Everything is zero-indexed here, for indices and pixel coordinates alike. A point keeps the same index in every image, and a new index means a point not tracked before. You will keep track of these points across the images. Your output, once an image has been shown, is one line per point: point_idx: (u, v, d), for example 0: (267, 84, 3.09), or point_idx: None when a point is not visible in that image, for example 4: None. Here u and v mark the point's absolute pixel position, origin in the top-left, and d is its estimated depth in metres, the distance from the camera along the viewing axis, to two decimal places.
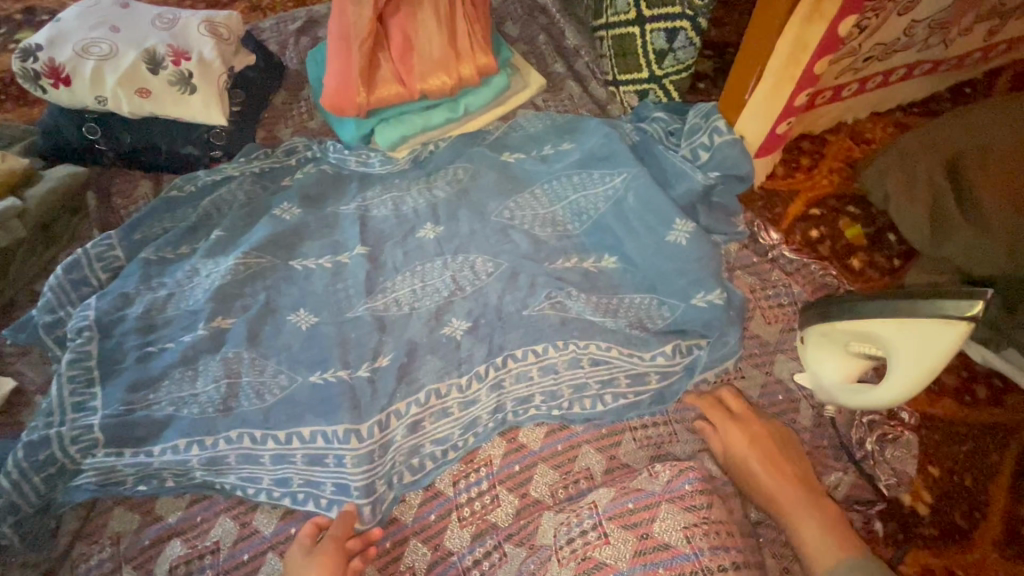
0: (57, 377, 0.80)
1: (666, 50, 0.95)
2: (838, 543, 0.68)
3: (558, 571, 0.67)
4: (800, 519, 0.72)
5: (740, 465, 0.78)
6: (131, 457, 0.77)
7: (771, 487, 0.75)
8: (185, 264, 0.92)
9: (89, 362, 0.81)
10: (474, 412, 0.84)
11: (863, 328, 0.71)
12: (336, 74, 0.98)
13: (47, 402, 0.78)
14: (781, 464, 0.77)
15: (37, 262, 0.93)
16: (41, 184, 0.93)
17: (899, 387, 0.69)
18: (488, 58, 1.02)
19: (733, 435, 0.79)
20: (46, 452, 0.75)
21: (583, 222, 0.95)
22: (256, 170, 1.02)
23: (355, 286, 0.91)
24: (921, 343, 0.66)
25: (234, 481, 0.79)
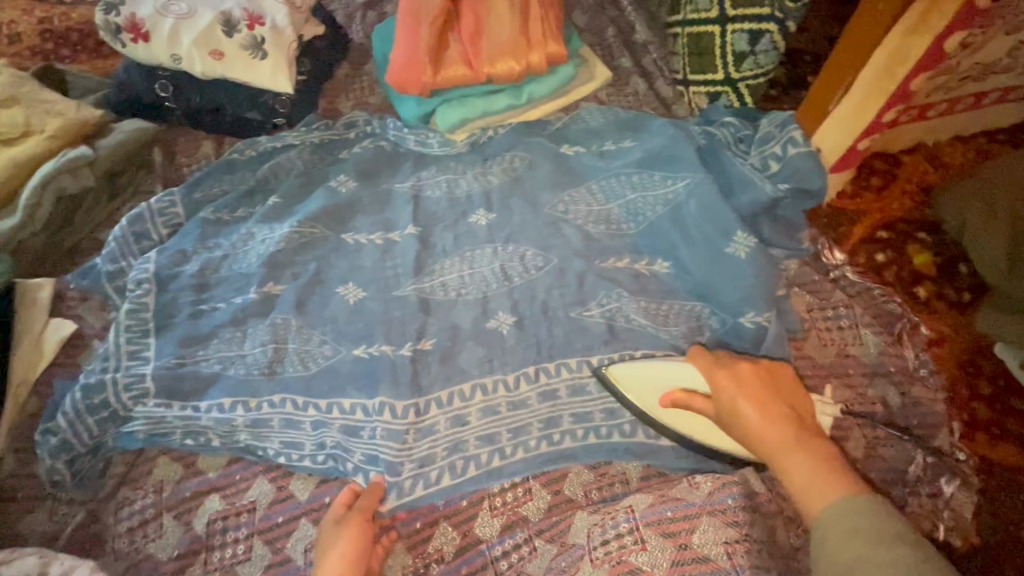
0: (115, 325, 0.83)
1: (746, 52, 0.92)
2: (828, 481, 0.61)
3: (591, 571, 0.66)
4: (791, 460, 0.64)
5: (734, 417, 0.71)
6: (180, 410, 0.79)
7: (765, 434, 0.68)
8: (241, 228, 0.95)
9: (146, 314, 0.84)
10: (525, 418, 0.82)
11: (638, 374, 0.80)
12: (404, 51, 0.97)
13: (104, 348, 0.81)
14: (770, 411, 0.70)
15: (102, 212, 0.95)
16: (113, 135, 0.96)
17: (677, 364, 0.80)
18: (559, 46, 1.00)
19: (723, 378, 0.73)
20: (101, 396, 0.77)
21: (639, 222, 0.94)
22: (316, 140, 1.03)
23: (404, 265, 0.93)
24: (643, 379, 0.80)
25: (277, 446, 0.79)
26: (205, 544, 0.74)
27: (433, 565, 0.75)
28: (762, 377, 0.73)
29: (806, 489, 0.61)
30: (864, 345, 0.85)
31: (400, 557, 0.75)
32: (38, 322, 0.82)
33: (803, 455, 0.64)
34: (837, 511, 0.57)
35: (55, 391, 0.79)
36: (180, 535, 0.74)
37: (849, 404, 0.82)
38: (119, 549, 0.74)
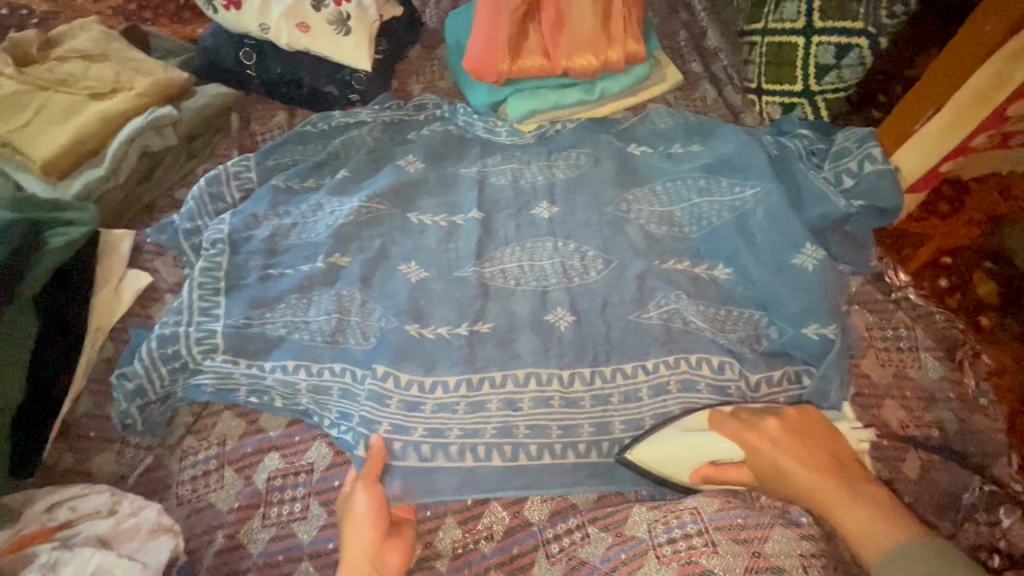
0: (189, 281, 0.86)
1: (830, 66, 0.92)
2: (890, 531, 0.62)
3: (657, 568, 0.68)
4: (848, 512, 0.65)
5: (777, 474, 0.71)
6: (246, 367, 0.81)
7: (814, 487, 0.68)
8: (311, 198, 0.97)
9: (219, 274, 0.87)
10: (573, 416, 0.83)
11: (663, 450, 0.77)
12: (483, 37, 0.99)
13: (178, 302, 0.84)
14: (815, 464, 0.70)
15: (179, 170, 0.98)
16: (196, 98, 0.99)
17: (696, 435, 0.77)
18: (638, 45, 1.01)
19: (757, 438, 0.73)
20: (174, 346, 0.80)
21: (702, 227, 0.94)
22: (386, 119, 1.05)
23: (466, 248, 0.95)
24: (671, 461, 0.76)
25: (334, 417, 0.81)
26: (264, 499, 0.76)
27: (484, 541, 0.75)
28: (797, 430, 0.73)
29: (867, 539, 0.62)
30: (924, 368, 0.85)
31: (450, 530, 0.76)
32: (117, 271, 0.85)
33: (859, 505, 0.65)
34: (904, 559, 0.59)
35: (131, 339, 0.82)
36: (240, 487, 0.76)
37: (904, 425, 0.82)
38: (182, 495, 0.76)
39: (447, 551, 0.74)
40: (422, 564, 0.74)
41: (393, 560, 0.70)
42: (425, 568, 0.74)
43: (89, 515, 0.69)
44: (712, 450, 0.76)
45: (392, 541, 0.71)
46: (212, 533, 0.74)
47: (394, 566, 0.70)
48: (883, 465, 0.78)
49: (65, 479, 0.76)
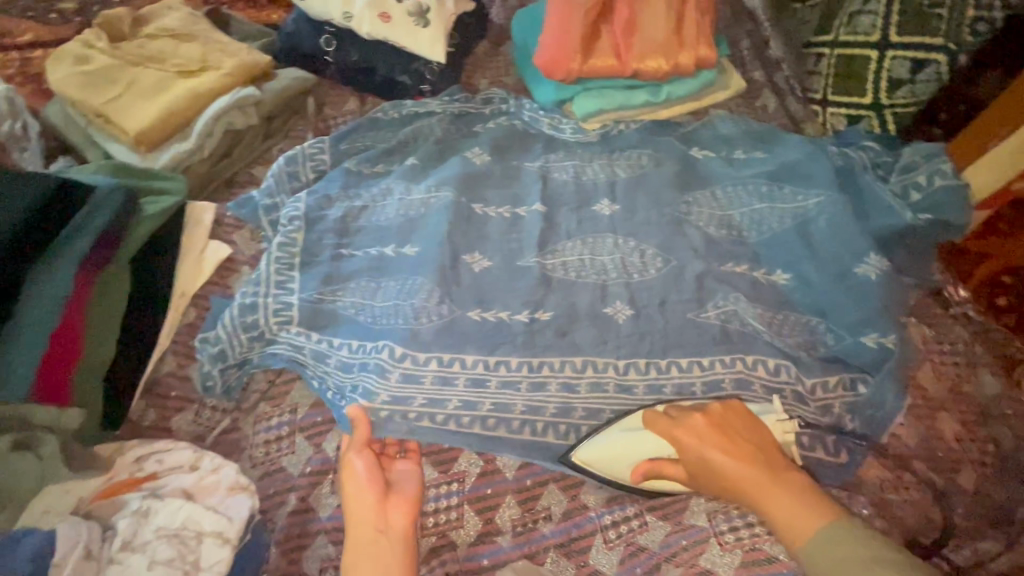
0: (267, 256, 0.89)
1: (904, 80, 0.95)
2: (811, 516, 0.63)
3: (719, 553, 0.70)
4: (771, 501, 0.66)
5: (706, 468, 0.71)
6: (316, 342, 0.84)
7: (742, 478, 0.68)
8: (381, 183, 1.00)
9: (293, 249, 0.90)
10: (629, 404, 0.86)
11: (606, 452, 0.78)
12: (556, 35, 1.01)
13: (257, 275, 0.88)
14: (743, 456, 0.70)
15: (256, 148, 1.02)
16: (277, 80, 1.02)
17: (631, 434, 0.78)
18: (709, 51, 1.02)
19: (687, 435, 0.73)
20: (254, 316, 0.83)
21: (761, 232, 0.96)
22: (454, 111, 1.08)
23: (529, 239, 0.97)
24: (611, 461, 0.77)
25: (387, 398, 0.80)
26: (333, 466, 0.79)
27: (542, 521, 0.78)
28: (723, 425, 0.73)
29: (792, 527, 0.63)
30: (981, 385, 0.87)
31: (511, 508, 0.78)
32: (199, 240, 0.89)
33: (784, 492, 0.66)
34: (825, 544, 0.60)
35: (212, 306, 0.86)
36: (310, 454, 0.79)
37: (959, 438, 0.84)
38: (256, 457, 0.80)
39: (507, 528, 0.77)
40: (483, 539, 0.77)
41: (397, 519, 0.72)
42: (488, 542, 0.77)
43: (173, 469, 0.72)
44: (645, 448, 0.77)
45: (393, 502, 0.73)
46: (284, 494, 0.77)
47: (400, 526, 0.72)
48: (936, 476, 0.82)
49: (148, 434, 0.80)
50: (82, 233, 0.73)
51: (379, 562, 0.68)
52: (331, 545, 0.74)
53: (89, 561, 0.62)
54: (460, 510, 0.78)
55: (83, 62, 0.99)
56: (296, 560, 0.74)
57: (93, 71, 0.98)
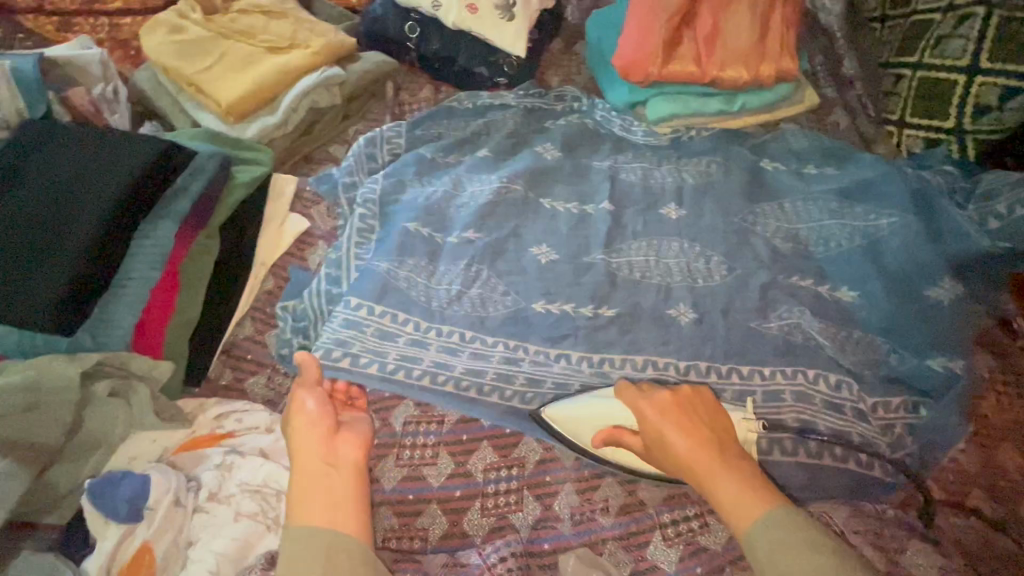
0: (347, 233, 0.91)
1: (991, 107, 0.95)
2: (756, 500, 0.65)
3: None
4: (719, 482, 0.67)
5: (663, 444, 0.72)
6: (379, 319, 0.83)
7: (692, 458, 0.70)
8: (454, 171, 1.01)
9: (371, 233, 0.91)
10: None
11: (573, 415, 0.77)
12: (636, 38, 1.03)
13: (337, 252, 0.89)
14: (699, 436, 0.71)
15: (335, 129, 1.04)
16: (360, 64, 1.06)
17: (600, 401, 0.78)
18: (790, 65, 1.04)
19: (650, 411, 0.74)
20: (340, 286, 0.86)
21: (828, 248, 0.96)
22: (528, 105, 1.10)
23: (596, 237, 0.98)
24: (578, 423, 0.78)
25: (461, 371, 0.82)
26: (398, 441, 0.81)
27: (601, 513, 0.77)
28: (685, 405, 0.74)
29: (735, 508, 0.65)
30: None
31: (569, 496, 0.78)
32: (280, 213, 0.92)
33: (729, 474, 0.67)
34: (766, 527, 0.62)
35: (290, 276, 0.88)
36: (377, 426, 0.82)
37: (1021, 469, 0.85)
38: None
39: (566, 516, 0.77)
40: (543, 524, 0.77)
41: (347, 453, 0.70)
42: (547, 527, 0.77)
43: (250, 429, 0.74)
44: (612, 416, 0.77)
45: (343, 435, 0.71)
46: None
47: (350, 458, 0.69)
48: (998, 505, 0.82)
49: (224, 393, 0.81)
50: (182, 196, 0.79)
51: (329, 490, 0.65)
52: (394, 517, 0.77)
53: (178, 508, 0.66)
54: (519, 494, 0.78)
55: (176, 32, 1.03)
56: None
57: (187, 42, 1.01)
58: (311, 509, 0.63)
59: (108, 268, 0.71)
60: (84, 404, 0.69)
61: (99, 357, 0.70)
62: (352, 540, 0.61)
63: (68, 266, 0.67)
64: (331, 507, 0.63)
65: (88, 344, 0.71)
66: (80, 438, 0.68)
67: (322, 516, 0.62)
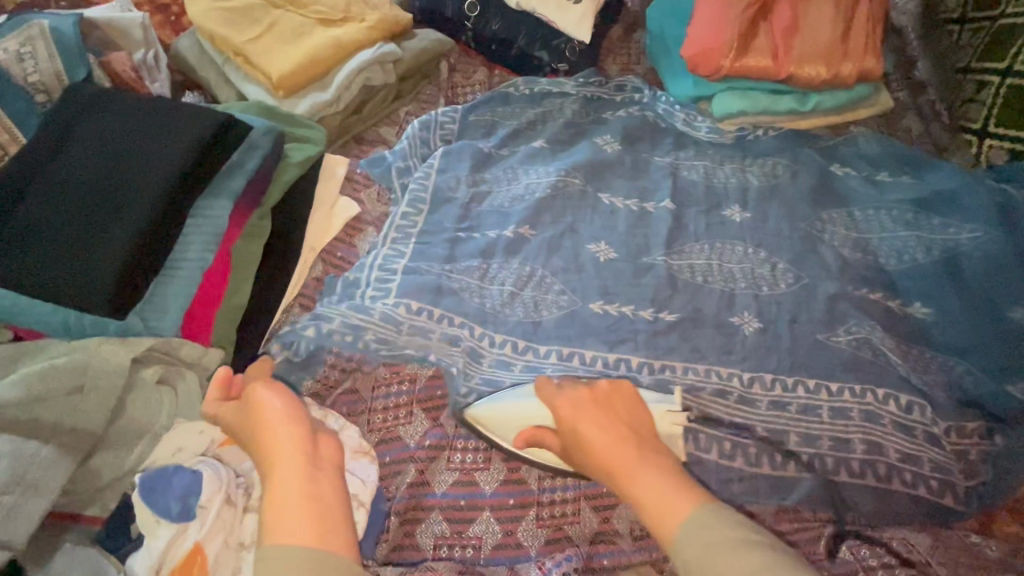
0: (383, 240, 0.85)
1: None
2: (676, 498, 0.62)
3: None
4: (636, 482, 0.64)
5: (582, 444, 0.70)
6: (430, 331, 0.79)
7: (609, 458, 0.67)
8: (508, 163, 0.96)
9: (413, 231, 0.87)
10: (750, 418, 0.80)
11: (500, 412, 0.76)
12: (709, 29, 0.98)
13: (376, 260, 0.83)
14: (615, 436, 0.68)
15: (385, 108, 1.00)
16: (417, 40, 1.01)
17: (523, 400, 0.76)
18: (872, 65, 0.99)
19: (566, 409, 0.71)
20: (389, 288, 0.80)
21: (902, 261, 0.91)
22: (588, 95, 1.06)
23: (657, 237, 0.93)
24: (504, 424, 0.76)
25: (517, 374, 0.78)
26: (449, 443, 0.77)
27: None
28: (600, 402, 0.72)
29: (656, 509, 0.61)
30: None
31: (628, 509, 0.74)
32: (331, 195, 0.88)
33: (650, 471, 0.65)
34: (690, 527, 0.58)
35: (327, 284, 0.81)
36: (427, 426, 0.78)
37: None
38: (374, 423, 0.78)
39: (624, 530, 0.73)
40: (600, 537, 0.73)
41: (328, 456, 0.62)
42: (605, 541, 0.73)
43: None
44: (532, 415, 0.75)
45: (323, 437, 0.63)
46: (403, 464, 0.75)
47: (331, 462, 0.61)
48: None
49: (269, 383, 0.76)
50: (236, 173, 0.75)
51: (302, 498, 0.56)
52: (444, 523, 0.73)
53: (229, 506, 0.62)
54: (576, 505, 0.74)
55: None
56: (411, 533, 0.72)
57: (237, 9, 0.96)
58: (289, 524, 0.53)
59: (163, 243, 0.67)
60: (130, 389, 0.65)
61: (151, 342, 0.66)
62: (341, 555, 0.52)
63: (124, 237, 0.64)
64: (311, 517, 0.54)
65: (137, 327, 0.67)
66: (124, 425, 0.64)
67: (309, 526, 0.53)
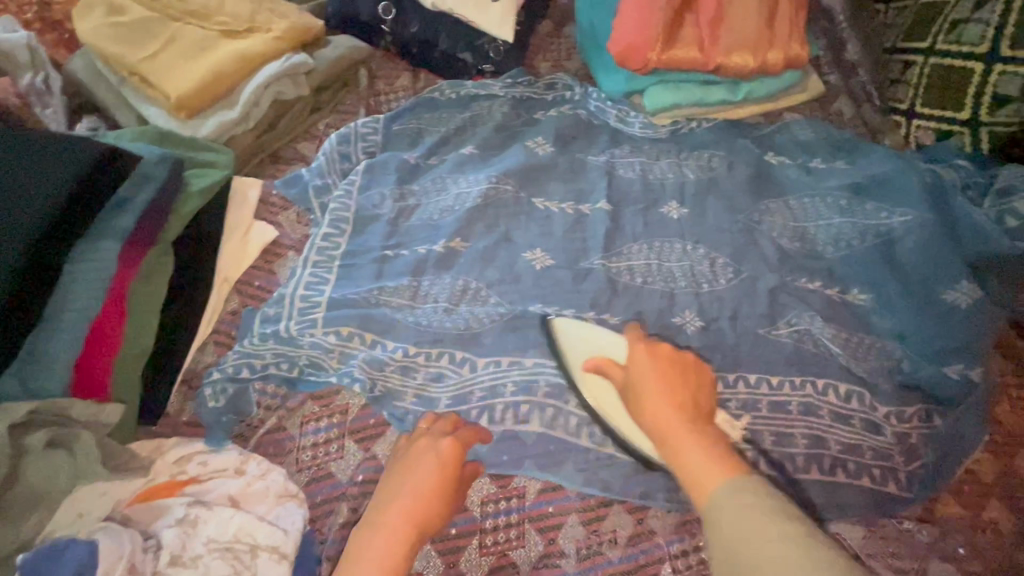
0: (303, 258, 0.82)
1: (1012, 98, 0.89)
2: (723, 470, 0.55)
3: None
4: (685, 447, 0.58)
5: (639, 398, 0.66)
6: (368, 347, 0.77)
7: (664, 419, 0.62)
8: (436, 173, 0.92)
9: (335, 253, 0.83)
10: None
11: (573, 331, 0.78)
12: (635, 24, 0.95)
13: (295, 280, 0.80)
14: (682, 402, 0.63)
15: (303, 123, 0.95)
16: (331, 49, 0.96)
17: (610, 335, 0.77)
18: (799, 50, 0.99)
19: (637, 358, 0.69)
20: (312, 317, 0.77)
21: (838, 248, 0.91)
22: (517, 95, 1.02)
23: (595, 240, 0.90)
24: (578, 342, 0.78)
25: (446, 401, 0.76)
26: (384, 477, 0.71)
27: (608, 545, 0.71)
28: (672, 366, 0.67)
29: (698, 476, 0.56)
30: None
31: (574, 528, 0.72)
32: (242, 221, 0.83)
33: (699, 438, 0.59)
34: (728, 498, 0.52)
35: (244, 315, 0.78)
36: (360, 459, 0.72)
37: None
38: (303, 461, 0.72)
39: (571, 551, 0.71)
40: (545, 562, 0.70)
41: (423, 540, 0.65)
42: (549, 565, 0.70)
43: (218, 473, 0.69)
44: (612, 348, 0.76)
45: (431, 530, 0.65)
46: (334, 503, 0.69)
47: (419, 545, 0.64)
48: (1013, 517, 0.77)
49: (185, 430, 0.73)
50: (126, 209, 0.71)
51: (389, 556, 0.61)
52: None
53: None
54: (520, 529, 0.72)
55: (116, 12, 0.90)
56: None
57: (129, 24, 0.89)
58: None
59: (39, 290, 0.62)
60: (18, 457, 0.60)
61: (32, 406, 0.61)
62: None
63: None
64: None
65: (18, 391, 0.63)
66: (16, 493, 0.59)
67: None
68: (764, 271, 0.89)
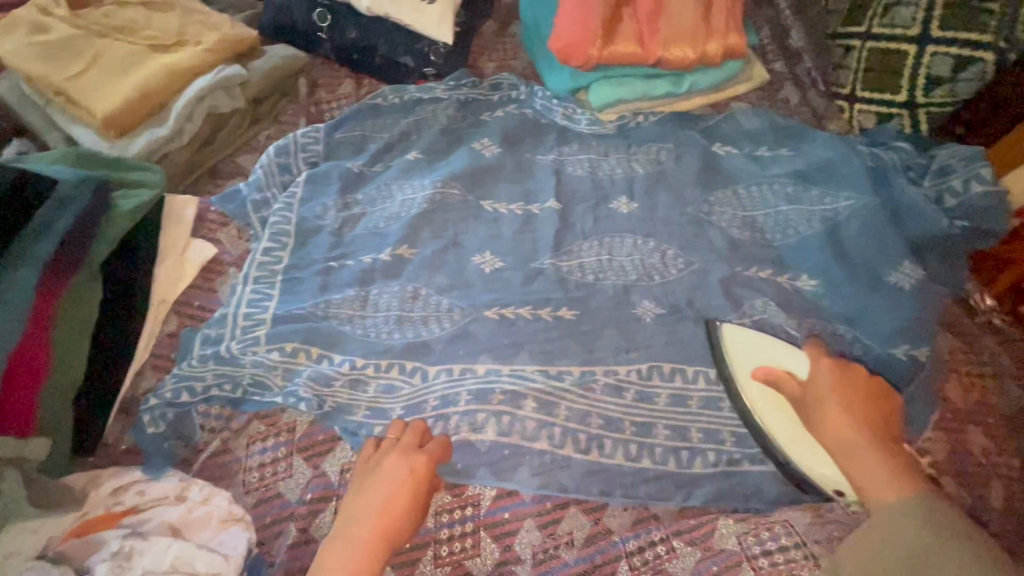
0: (243, 275, 0.80)
1: (946, 78, 0.92)
2: (904, 487, 0.60)
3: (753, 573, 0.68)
4: (863, 462, 0.63)
5: (817, 411, 0.70)
6: (313, 362, 0.76)
7: (842, 434, 0.66)
8: (381, 180, 0.91)
9: (276, 268, 0.81)
10: (649, 417, 0.77)
11: (742, 339, 0.79)
12: (574, 21, 0.95)
13: (236, 299, 0.78)
14: (873, 421, 0.67)
15: (241, 136, 0.93)
16: (267, 58, 0.95)
17: (785, 347, 0.78)
18: (737, 40, 0.99)
19: (825, 373, 0.72)
20: (254, 333, 0.76)
21: (786, 235, 0.91)
22: (461, 97, 1.01)
23: (545, 239, 0.89)
24: (747, 348, 0.79)
25: (399, 409, 0.75)
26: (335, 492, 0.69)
27: (563, 548, 0.70)
28: (852, 381, 0.71)
29: (875, 488, 0.61)
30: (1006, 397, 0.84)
31: (530, 533, 0.71)
32: (179, 241, 0.82)
33: (880, 456, 0.63)
34: (900, 512, 0.58)
35: (183, 338, 0.77)
36: (308, 477, 0.71)
37: (988, 452, 0.79)
38: (250, 483, 0.71)
39: (527, 556, 0.70)
40: (503, 568, 0.69)
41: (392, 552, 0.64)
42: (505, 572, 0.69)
43: (158, 501, 0.67)
44: (791, 360, 0.78)
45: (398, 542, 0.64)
46: (284, 524, 0.68)
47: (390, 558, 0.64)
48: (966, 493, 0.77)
49: (126, 458, 0.72)
50: (46, 235, 0.69)
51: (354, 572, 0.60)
52: None
53: None
54: (475, 537, 0.71)
55: (38, 31, 0.87)
56: None
57: (51, 43, 0.86)
58: None
59: None
60: None
61: None
62: None
63: None
64: None
65: None
66: None
67: None
68: (715, 262, 0.88)
